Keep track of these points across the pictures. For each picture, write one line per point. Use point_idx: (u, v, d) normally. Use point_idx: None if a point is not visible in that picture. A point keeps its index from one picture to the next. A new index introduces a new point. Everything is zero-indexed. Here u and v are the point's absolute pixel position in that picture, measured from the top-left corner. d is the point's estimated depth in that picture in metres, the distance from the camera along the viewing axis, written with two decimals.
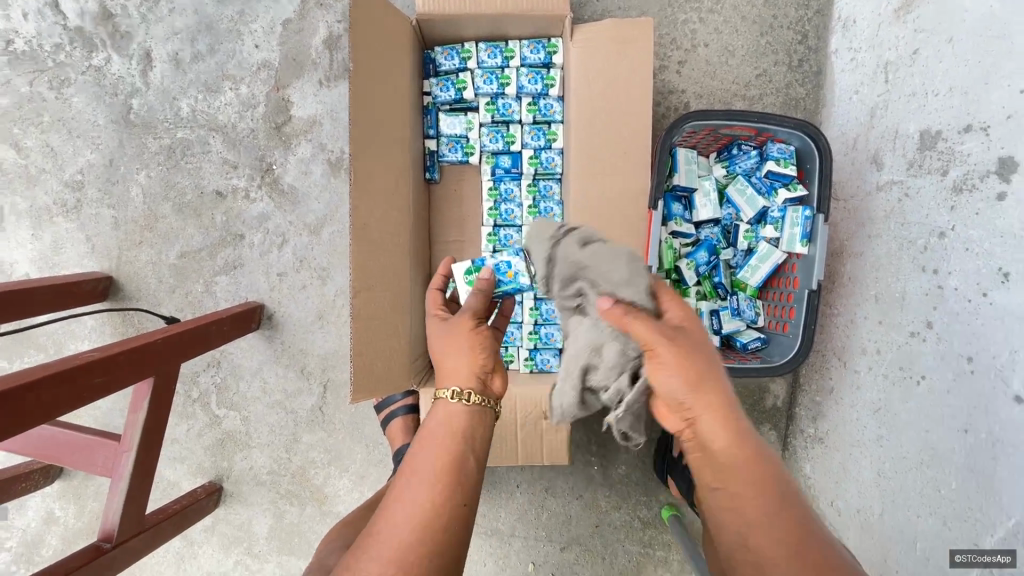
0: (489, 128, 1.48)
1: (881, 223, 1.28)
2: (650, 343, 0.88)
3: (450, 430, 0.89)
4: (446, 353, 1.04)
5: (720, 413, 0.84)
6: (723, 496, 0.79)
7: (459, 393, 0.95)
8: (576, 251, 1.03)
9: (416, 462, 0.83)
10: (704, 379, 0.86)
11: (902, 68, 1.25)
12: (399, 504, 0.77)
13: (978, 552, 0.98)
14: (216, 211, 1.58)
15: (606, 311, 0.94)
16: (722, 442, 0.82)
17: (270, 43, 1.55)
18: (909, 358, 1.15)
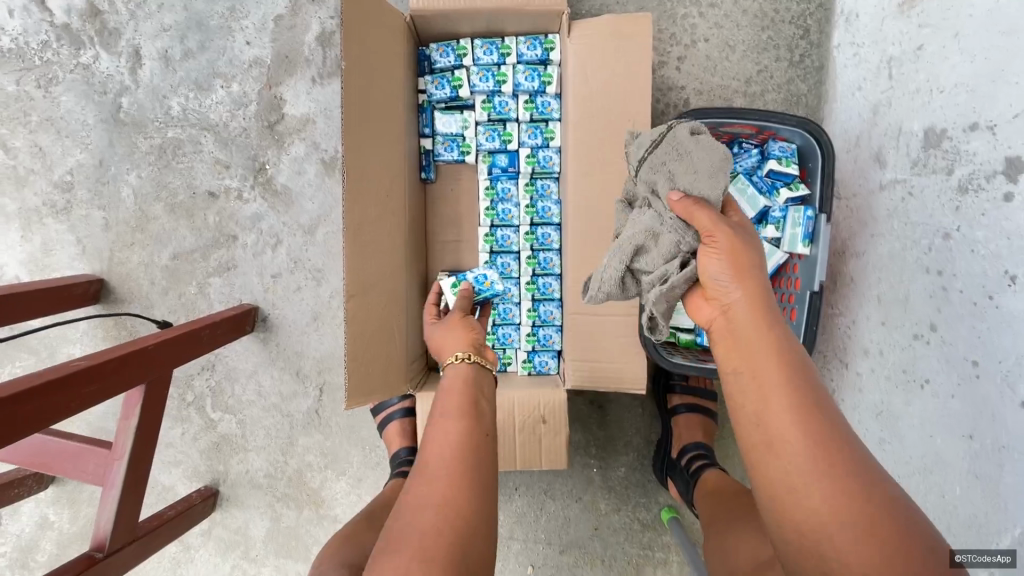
0: (486, 127, 1.46)
1: (884, 223, 1.26)
2: (709, 227, 0.90)
3: (464, 384, 0.90)
4: (441, 339, 1.06)
5: (759, 300, 0.83)
6: (746, 381, 0.76)
7: (462, 358, 0.96)
8: (686, 138, 1.03)
9: (442, 410, 0.83)
10: (747, 270, 0.86)
11: (906, 64, 1.22)
12: (432, 447, 0.76)
13: (978, 552, 0.97)
14: (208, 212, 1.56)
15: (676, 201, 0.97)
16: (753, 329, 0.80)
17: (262, 39, 1.52)
18: (913, 361, 1.13)
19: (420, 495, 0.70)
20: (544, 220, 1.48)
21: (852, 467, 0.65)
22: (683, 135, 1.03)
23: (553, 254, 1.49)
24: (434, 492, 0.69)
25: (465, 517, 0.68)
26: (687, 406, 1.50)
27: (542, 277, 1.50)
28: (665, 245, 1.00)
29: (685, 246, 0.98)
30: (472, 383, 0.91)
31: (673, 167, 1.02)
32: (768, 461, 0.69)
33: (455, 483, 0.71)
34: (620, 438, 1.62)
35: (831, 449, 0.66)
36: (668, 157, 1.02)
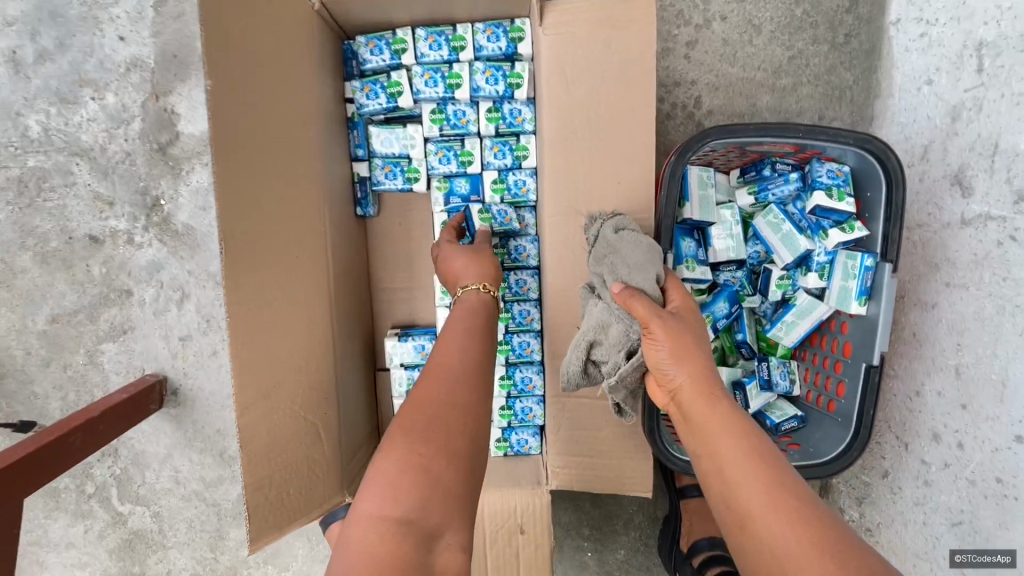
0: (437, 144, 1.11)
1: (966, 270, 0.94)
2: (643, 318, 0.77)
3: (475, 313, 0.86)
4: (459, 264, 0.95)
5: (710, 386, 0.72)
6: (710, 472, 0.66)
7: (478, 288, 0.91)
8: (612, 238, 0.87)
9: (455, 329, 0.80)
10: (692, 347, 0.75)
11: (1007, 53, 0.88)
12: (442, 361, 0.72)
13: (978, 552, 0.90)
14: (91, 261, 1.22)
15: (618, 293, 0.81)
16: (707, 417, 0.69)
17: (140, 33, 1.16)
18: (1017, 471, 0.84)
19: (436, 393, 0.67)
20: (518, 263, 1.15)
21: (841, 541, 0.54)
22: (609, 233, 0.88)
23: (530, 306, 1.16)
24: (454, 394, 0.67)
25: (484, 428, 0.67)
26: (698, 486, 1.20)
27: (517, 336, 1.17)
28: (615, 335, 0.85)
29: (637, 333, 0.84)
30: (486, 314, 0.87)
31: (613, 258, 0.86)
32: (753, 553, 0.58)
33: (472, 387, 0.69)
34: (619, 516, 1.34)
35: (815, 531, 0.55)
36: (602, 254, 0.87)
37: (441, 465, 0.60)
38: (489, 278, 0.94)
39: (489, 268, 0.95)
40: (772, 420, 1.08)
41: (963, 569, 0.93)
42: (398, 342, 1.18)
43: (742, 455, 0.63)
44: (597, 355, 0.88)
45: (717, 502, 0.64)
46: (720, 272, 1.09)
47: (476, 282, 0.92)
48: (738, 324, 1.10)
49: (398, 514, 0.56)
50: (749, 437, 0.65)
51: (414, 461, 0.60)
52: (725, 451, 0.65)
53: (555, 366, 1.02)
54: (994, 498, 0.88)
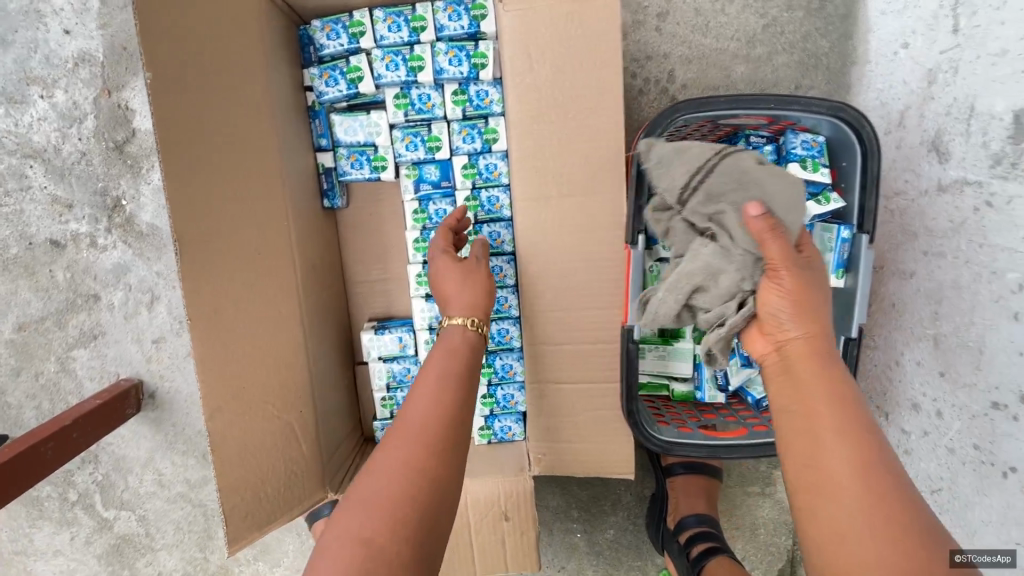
0: (403, 131, 1.07)
1: (943, 238, 0.93)
2: (772, 259, 0.68)
3: (455, 354, 0.78)
4: (452, 285, 0.88)
5: (822, 347, 0.66)
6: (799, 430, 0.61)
7: (464, 322, 0.85)
8: (752, 167, 0.77)
9: (426, 375, 0.72)
10: (815, 304, 0.67)
11: (983, 12, 0.85)
12: (407, 419, 0.66)
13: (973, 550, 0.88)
14: (54, 267, 1.19)
15: (752, 219, 0.70)
16: (810, 376, 0.63)
17: (86, 25, 1.10)
18: (991, 438, 0.85)
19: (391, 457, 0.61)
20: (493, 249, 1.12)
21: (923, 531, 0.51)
22: (749, 162, 0.78)
23: (508, 292, 1.14)
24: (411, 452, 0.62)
25: (450, 485, 0.63)
26: (684, 465, 1.20)
27: (496, 323, 1.15)
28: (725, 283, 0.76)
29: (751, 284, 0.74)
30: (464, 353, 0.80)
31: (740, 192, 0.76)
32: (825, 525, 0.55)
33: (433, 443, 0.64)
34: (606, 497, 1.35)
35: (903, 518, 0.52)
36: (725, 189, 0.77)
37: (384, 534, 0.56)
38: (479, 308, 0.88)
39: (483, 298, 0.89)
40: (754, 397, 1.09)
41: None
42: (374, 335, 1.17)
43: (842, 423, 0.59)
44: (697, 301, 0.80)
45: (796, 463, 0.60)
46: None
47: (464, 314, 0.86)
48: None
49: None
50: (852, 409, 0.60)
51: (359, 532, 0.56)
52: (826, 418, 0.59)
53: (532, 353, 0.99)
54: (972, 464, 0.88)
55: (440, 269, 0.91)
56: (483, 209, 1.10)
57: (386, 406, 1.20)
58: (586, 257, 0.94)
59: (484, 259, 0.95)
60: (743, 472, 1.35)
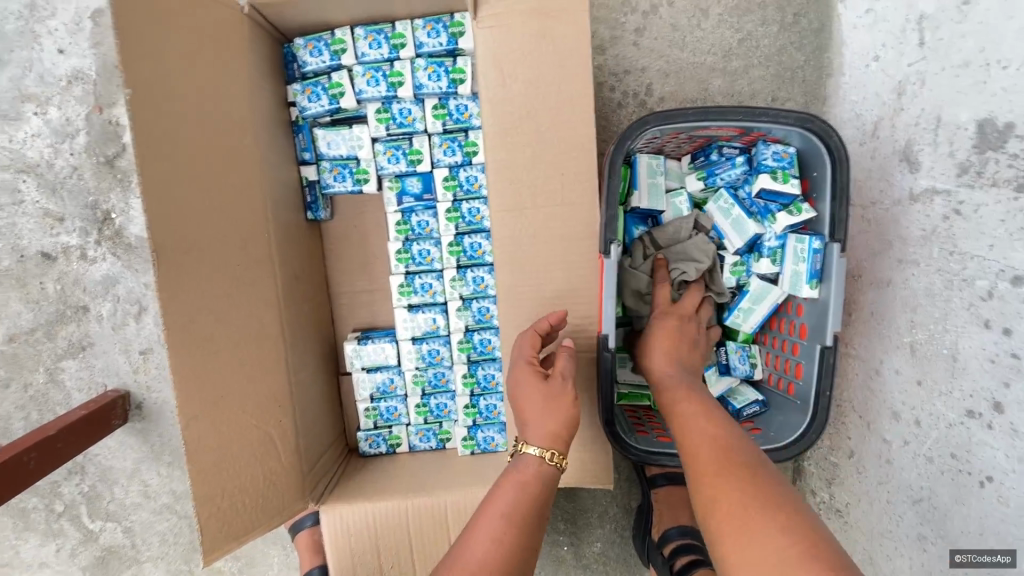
0: (385, 144, 1.10)
1: (917, 246, 0.93)
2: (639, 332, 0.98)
3: (526, 493, 0.77)
4: (534, 409, 0.82)
5: (679, 364, 0.90)
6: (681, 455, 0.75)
7: (542, 453, 0.80)
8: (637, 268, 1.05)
9: (491, 514, 0.74)
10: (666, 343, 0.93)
11: (945, 26, 0.87)
12: (469, 553, 0.70)
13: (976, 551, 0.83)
14: (45, 279, 1.21)
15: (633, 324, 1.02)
16: (682, 404, 0.81)
17: (79, 45, 1.14)
18: (966, 446, 0.84)
19: None
20: (474, 260, 1.14)
21: (777, 495, 0.60)
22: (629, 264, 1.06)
23: (489, 303, 1.15)
24: None
25: None
26: (666, 476, 1.19)
27: (478, 333, 1.16)
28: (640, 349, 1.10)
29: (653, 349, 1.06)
30: (541, 489, 0.78)
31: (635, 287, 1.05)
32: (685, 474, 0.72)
33: None
34: (592, 509, 1.34)
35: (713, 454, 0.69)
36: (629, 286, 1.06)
37: None
38: (560, 438, 0.82)
39: (565, 425, 0.82)
40: (734, 406, 1.08)
41: (962, 569, 0.85)
42: (357, 345, 1.18)
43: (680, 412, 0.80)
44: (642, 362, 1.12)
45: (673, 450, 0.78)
46: None
47: (544, 444, 0.81)
48: None
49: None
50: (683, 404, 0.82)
51: None
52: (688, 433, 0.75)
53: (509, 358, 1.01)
54: (950, 473, 0.87)
55: (521, 385, 0.85)
56: (464, 221, 1.12)
57: (370, 416, 1.21)
58: (561, 266, 0.96)
59: (572, 376, 0.86)
60: None
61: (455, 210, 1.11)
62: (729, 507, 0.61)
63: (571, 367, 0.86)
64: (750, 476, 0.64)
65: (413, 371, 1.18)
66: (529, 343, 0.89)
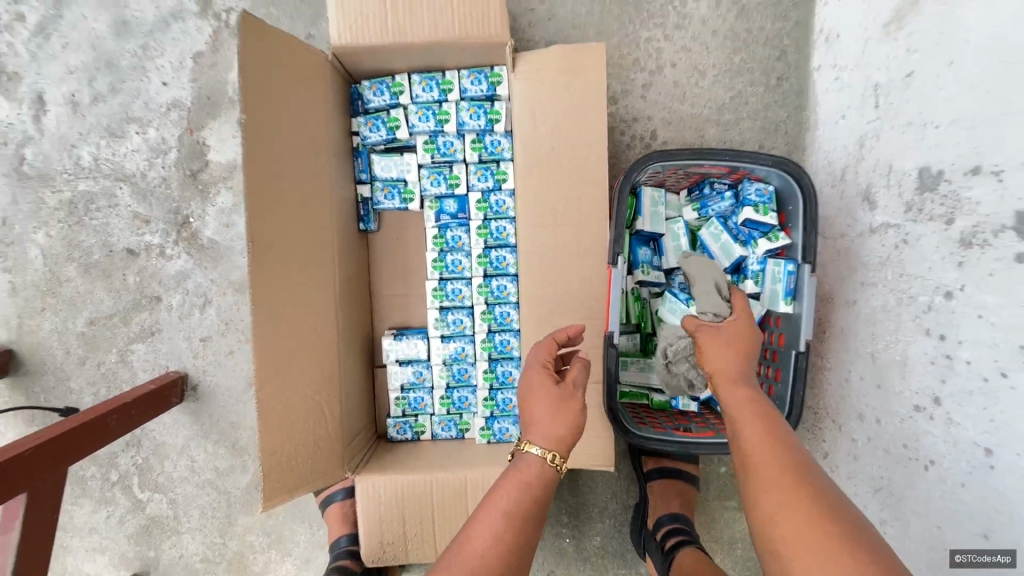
0: (430, 170, 1.30)
1: (875, 271, 1.11)
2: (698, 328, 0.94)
3: (528, 495, 0.79)
4: (542, 412, 0.90)
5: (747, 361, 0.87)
6: (737, 456, 0.73)
7: (543, 454, 0.85)
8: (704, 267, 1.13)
9: (491, 510, 0.75)
10: (732, 340, 0.89)
11: (895, 93, 1.08)
12: (465, 547, 0.70)
13: (978, 552, 0.86)
14: (127, 271, 1.40)
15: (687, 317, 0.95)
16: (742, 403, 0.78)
17: (180, 79, 1.37)
18: (913, 436, 0.99)
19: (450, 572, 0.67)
20: (499, 271, 1.32)
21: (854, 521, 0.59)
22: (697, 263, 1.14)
23: (510, 308, 1.33)
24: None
25: None
26: (661, 471, 1.33)
27: (499, 335, 1.33)
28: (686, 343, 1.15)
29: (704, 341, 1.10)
30: (539, 492, 0.81)
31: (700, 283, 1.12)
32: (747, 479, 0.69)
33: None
34: (593, 504, 1.47)
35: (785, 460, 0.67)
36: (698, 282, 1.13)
37: None
38: (563, 442, 0.87)
39: (570, 430, 0.89)
40: None
41: (965, 570, 0.88)
42: (394, 339, 1.35)
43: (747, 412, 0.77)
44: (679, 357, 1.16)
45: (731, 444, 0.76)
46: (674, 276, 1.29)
47: (547, 445, 0.86)
48: None
49: None
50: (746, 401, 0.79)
51: None
52: (748, 434, 0.73)
53: None
54: (903, 462, 1.01)
55: (536, 388, 0.93)
56: (493, 238, 1.32)
57: (399, 405, 1.36)
58: (576, 275, 1.14)
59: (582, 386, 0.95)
60: (720, 487, 1.45)
61: (485, 228, 1.31)
62: (805, 523, 0.60)
63: (581, 377, 0.96)
64: (816, 487, 0.63)
65: (441, 366, 1.35)
66: (547, 348, 0.99)
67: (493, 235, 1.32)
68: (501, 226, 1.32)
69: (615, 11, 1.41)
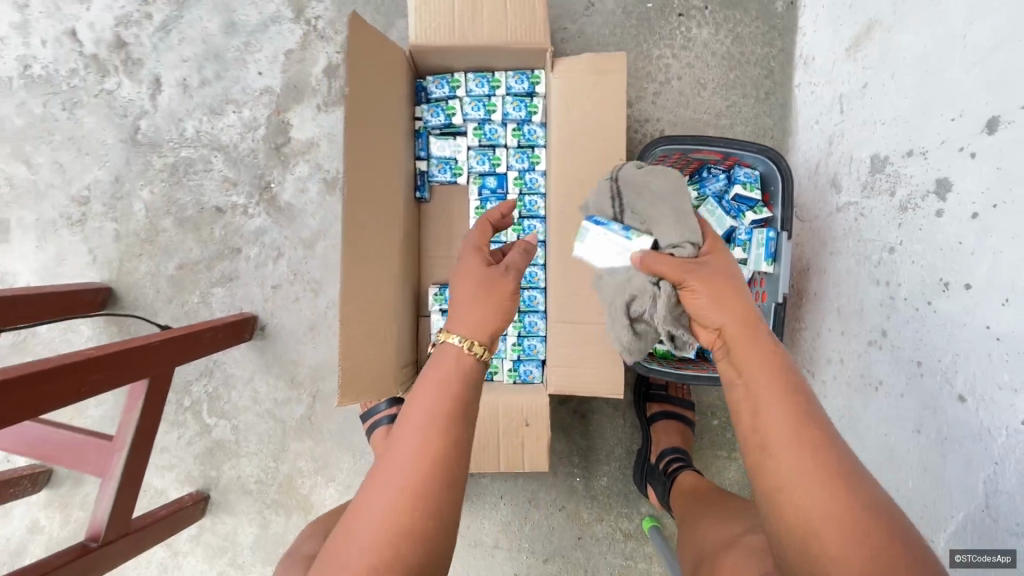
0: (476, 151, 1.59)
1: (840, 240, 1.37)
2: (674, 274, 0.95)
3: (448, 393, 0.82)
4: (468, 291, 0.95)
5: (735, 310, 0.88)
6: (755, 434, 0.75)
7: (463, 343, 0.88)
8: (635, 176, 1.17)
9: (416, 411, 0.79)
10: (731, 296, 0.90)
11: (854, 101, 1.36)
12: (399, 449, 0.75)
13: (978, 552, 0.96)
14: (214, 226, 1.66)
15: (644, 258, 1.00)
16: (761, 373, 0.79)
17: (273, 70, 1.66)
18: (867, 366, 1.23)
19: (390, 474, 0.73)
20: (529, 237, 1.58)
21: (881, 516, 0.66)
22: (633, 173, 1.18)
23: (538, 269, 1.58)
24: (396, 481, 0.72)
25: (442, 504, 0.73)
26: (664, 413, 1.56)
27: (527, 291, 1.58)
28: (639, 283, 1.10)
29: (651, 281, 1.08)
30: (457, 383, 0.84)
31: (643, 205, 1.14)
32: (767, 459, 0.72)
33: (419, 475, 0.73)
34: (602, 448, 1.68)
35: (814, 448, 0.70)
36: (638, 213, 1.15)
37: (396, 539, 0.69)
38: (489, 319, 0.93)
39: (497, 305, 0.95)
40: None
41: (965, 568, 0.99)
42: (438, 291, 1.58)
43: (772, 385, 0.77)
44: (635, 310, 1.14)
45: (745, 415, 0.78)
46: None
47: (467, 332, 0.90)
48: None
49: (384, 506, 0.71)
50: (770, 370, 0.79)
51: (386, 509, 0.70)
52: (773, 417, 0.74)
53: (558, 302, 1.41)
54: (862, 389, 1.25)
55: (467, 269, 0.99)
56: (526, 210, 1.59)
57: None
58: None
59: (517, 269, 1.00)
60: (713, 437, 1.67)
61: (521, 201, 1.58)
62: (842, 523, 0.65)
63: (517, 261, 1.01)
64: (846, 481, 0.68)
65: None
66: (478, 233, 1.05)
67: (527, 208, 1.59)
68: (533, 200, 1.59)
69: (633, 33, 1.71)
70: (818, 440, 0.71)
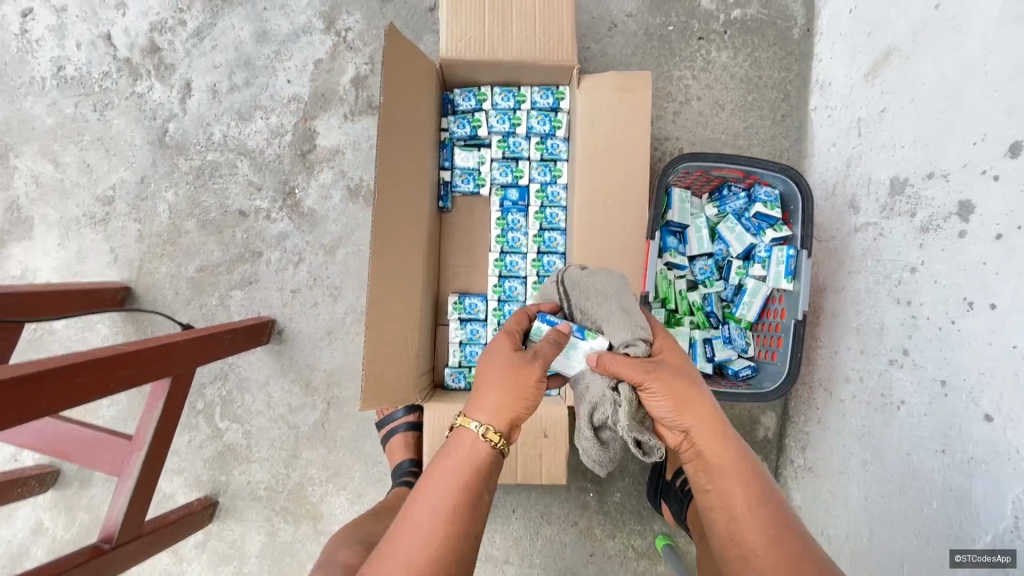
0: (500, 163, 1.62)
1: (859, 260, 1.39)
2: (635, 377, 0.91)
3: (461, 478, 0.82)
4: (494, 376, 0.91)
5: (692, 413, 0.91)
6: (733, 545, 0.84)
7: (480, 429, 0.86)
8: (579, 275, 1.07)
9: (427, 494, 0.79)
10: (692, 396, 0.92)
11: (873, 125, 1.40)
12: (409, 534, 0.76)
13: (978, 552, 1.00)
14: (236, 229, 1.67)
15: (596, 360, 0.94)
16: (731, 483, 0.87)
17: (302, 79, 1.69)
18: (888, 385, 1.24)
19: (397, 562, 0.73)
20: (549, 249, 1.60)
21: None
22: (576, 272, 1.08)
23: None
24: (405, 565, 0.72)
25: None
26: None
27: None
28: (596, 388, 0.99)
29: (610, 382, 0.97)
30: (469, 467, 0.83)
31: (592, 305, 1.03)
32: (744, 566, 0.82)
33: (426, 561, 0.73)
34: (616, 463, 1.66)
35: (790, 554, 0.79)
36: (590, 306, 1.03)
37: None
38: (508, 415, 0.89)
39: (518, 396, 0.89)
40: (733, 369, 1.49)
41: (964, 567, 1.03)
42: (459, 300, 1.60)
43: (743, 494, 0.86)
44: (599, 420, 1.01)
45: (722, 526, 0.86)
46: (696, 262, 1.56)
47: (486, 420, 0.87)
48: (706, 300, 1.56)
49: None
50: (737, 476, 0.88)
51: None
52: (751, 534, 0.82)
53: None
54: (882, 408, 1.26)
55: (495, 352, 0.95)
56: (547, 222, 1.61)
57: (457, 356, 1.60)
58: (618, 247, 1.41)
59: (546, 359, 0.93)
60: None
61: (542, 213, 1.60)
62: None
63: (548, 350, 0.93)
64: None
65: (495, 325, 1.60)
66: (517, 320, 1.02)
67: (547, 220, 1.61)
68: (554, 212, 1.61)
69: (654, 54, 1.76)
70: (791, 543, 0.80)
